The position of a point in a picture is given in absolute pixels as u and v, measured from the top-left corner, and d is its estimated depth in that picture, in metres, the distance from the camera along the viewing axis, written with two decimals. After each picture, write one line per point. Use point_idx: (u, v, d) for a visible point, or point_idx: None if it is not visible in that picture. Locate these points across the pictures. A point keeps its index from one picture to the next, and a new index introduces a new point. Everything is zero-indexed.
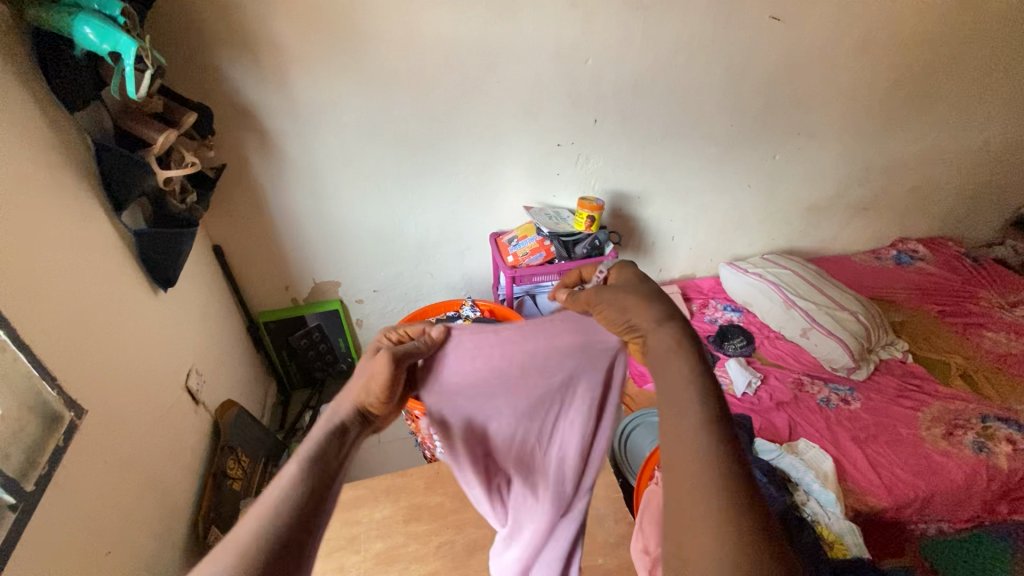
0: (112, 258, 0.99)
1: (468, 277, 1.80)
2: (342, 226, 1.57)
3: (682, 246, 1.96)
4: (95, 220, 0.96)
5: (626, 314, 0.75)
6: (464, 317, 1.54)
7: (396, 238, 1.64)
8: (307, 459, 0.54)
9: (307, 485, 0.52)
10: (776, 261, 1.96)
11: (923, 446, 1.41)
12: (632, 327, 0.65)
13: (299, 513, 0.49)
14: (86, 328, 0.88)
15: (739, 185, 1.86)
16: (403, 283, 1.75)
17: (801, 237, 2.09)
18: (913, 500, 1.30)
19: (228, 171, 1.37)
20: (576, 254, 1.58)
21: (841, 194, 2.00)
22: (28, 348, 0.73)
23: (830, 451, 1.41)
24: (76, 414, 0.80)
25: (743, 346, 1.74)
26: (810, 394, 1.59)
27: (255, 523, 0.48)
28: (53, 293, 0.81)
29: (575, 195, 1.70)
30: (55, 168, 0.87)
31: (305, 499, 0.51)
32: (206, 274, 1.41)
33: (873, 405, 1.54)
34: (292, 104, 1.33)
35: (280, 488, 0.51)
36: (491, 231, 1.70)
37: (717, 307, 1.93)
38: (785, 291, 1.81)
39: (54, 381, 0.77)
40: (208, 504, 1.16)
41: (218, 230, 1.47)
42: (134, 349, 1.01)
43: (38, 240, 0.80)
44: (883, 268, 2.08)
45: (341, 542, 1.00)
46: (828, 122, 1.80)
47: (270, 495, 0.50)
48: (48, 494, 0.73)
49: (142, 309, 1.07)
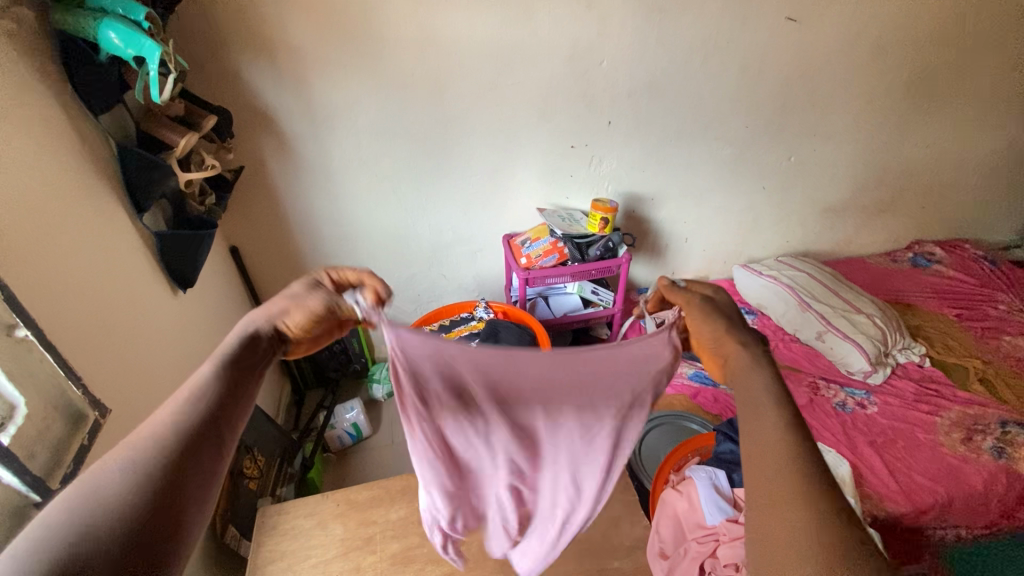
0: (134, 259, 1.01)
1: (480, 278, 1.80)
2: (356, 226, 1.57)
3: (695, 248, 1.95)
4: (118, 222, 0.97)
5: (698, 329, 0.70)
6: (478, 318, 1.53)
7: (409, 239, 1.64)
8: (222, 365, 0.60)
9: (206, 391, 0.57)
10: (790, 263, 1.95)
11: (942, 451, 1.39)
12: (719, 344, 0.68)
13: (201, 412, 0.55)
14: (109, 328, 0.89)
15: (753, 187, 1.84)
16: (416, 285, 1.75)
17: (816, 239, 2.07)
18: (932, 505, 1.28)
19: (245, 173, 1.39)
20: (590, 256, 1.59)
21: (857, 195, 1.98)
22: (54, 347, 0.74)
23: (846, 455, 1.40)
24: (100, 413, 0.82)
25: None
26: (826, 398, 1.57)
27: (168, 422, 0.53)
28: (77, 293, 0.82)
29: (588, 196, 1.70)
30: (80, 171, 0.88)
31: (208, 401, 0.56)
32: (223, 275, 1.43)
33: (890, 410, 1.52)
34: (309, 106, 1.34)
35: (177, 404, 0.55)
36: (504, 233, 1.70)
37: None
38: (801, 293, 1.79)
39: (78, 379, 0.78)
40: (225, 503, 1.17)
41: (234, 232, 1.48)
42: (154, 348, 1.03)
43: (67, 242, 0.82)
44: (900, 271, 2.06)
45: (358, 542, 1.01)
46: (844, 122, 1.79)
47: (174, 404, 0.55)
48: None
49: (162, 309, 1.08)
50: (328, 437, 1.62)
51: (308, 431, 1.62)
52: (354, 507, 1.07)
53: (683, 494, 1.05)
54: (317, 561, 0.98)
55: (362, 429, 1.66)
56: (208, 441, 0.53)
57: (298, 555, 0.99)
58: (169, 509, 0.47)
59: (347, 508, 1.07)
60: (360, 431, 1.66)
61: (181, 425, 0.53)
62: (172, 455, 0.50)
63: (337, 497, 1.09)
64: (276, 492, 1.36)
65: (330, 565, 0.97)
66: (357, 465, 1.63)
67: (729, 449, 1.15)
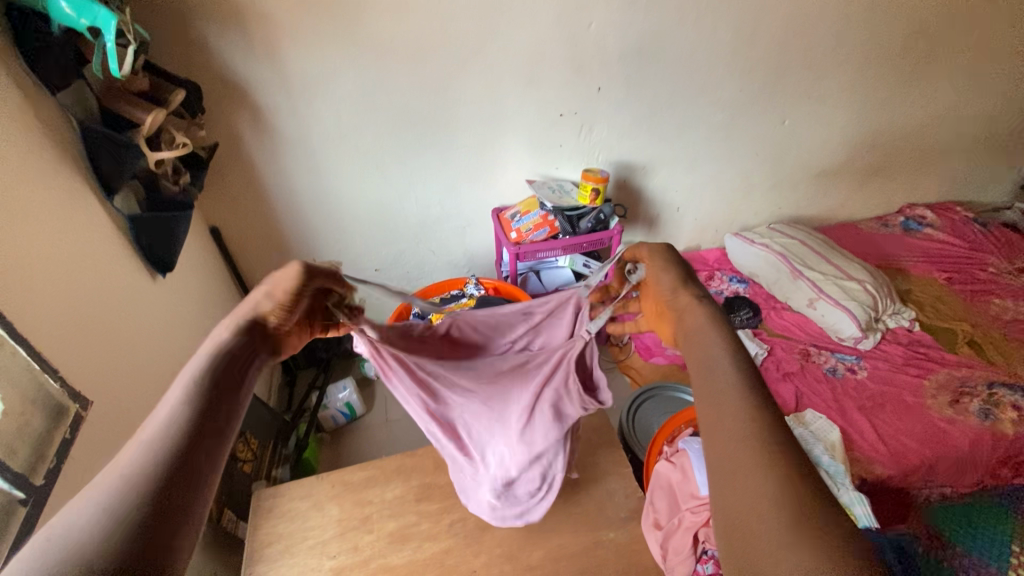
0: (107, 244, 0.97)
1: (470, 253, 1.77)
2: (341, 203, 1.53)
3: (687, 217, 1.92)
4: (87, 207, 0.93)
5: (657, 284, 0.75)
6: (469, 295, 1.43)
7: (396, 216, 1.60)
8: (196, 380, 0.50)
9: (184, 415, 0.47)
10: (782, 230, 1.93)
11: (929, 413, 1.42)
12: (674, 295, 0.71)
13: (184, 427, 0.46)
14: (86, 319, 0.86)
15: (746, 153, 1.81)
16: (405, 262, 1.72)
17: (808, 205, 2.05)
18: (918, 467, 1.31)
19: (221, 150, 1.33)
20: (581, 229, 1.54)
21: (850, 159, 1.95)
22: (28, 343, 0.71)
23: (836, 420, 1.42)
24: (82, 406, 0.80)
25: (750, 317, 1.72)
26: (816, 364, 1.59)
27: (139, 453, 0.43)
28: (47, 281, 0.79)
29: (578, 166, 1.66)
30: (41, 154, 0.83)
31: (185, 426, 0.46)
32: (204, 257, 1.38)
33: (879, 373, 1.54)
34: (284, 78, 1.27)
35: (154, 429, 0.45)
36: (493, 207, 1.67)
37: (723, 279, 1.91)
38: (793, 260, 1.78)
39: (56, 373, 0.75)
40: (221, 487, 1.17)
41: (213, 211, 1.43)
42: (136, 336, 1.00)
43: (33, 230, 0.78)
44: (891, 235, 2.05)
45: (354, 522, 1.01)
46: (840, 85, 1.74)
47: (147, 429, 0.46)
48: (61, 485, 0.73)
49: (141, 295, 1.05)
50: (322, 417, 1.61)
51: (300, 411, 1.61)
52: (349, 488, 1.07)
53: (676, 466, 1.06)
54: (314, 542, 0.99)
55: (356, 408, 1.66)
56: (195, 454, 0.45)
57: (295, 537, 1.00)
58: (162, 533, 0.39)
59: (344, 489, 1.07)
60: (354, 410, 1.66)
61: (152, 456, 0.43)
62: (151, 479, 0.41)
63: (333, 478, 1.10)
64: (272, 474, 1.36)
65: (328, 546, 0.98)
66: (352, 443, 1.63)
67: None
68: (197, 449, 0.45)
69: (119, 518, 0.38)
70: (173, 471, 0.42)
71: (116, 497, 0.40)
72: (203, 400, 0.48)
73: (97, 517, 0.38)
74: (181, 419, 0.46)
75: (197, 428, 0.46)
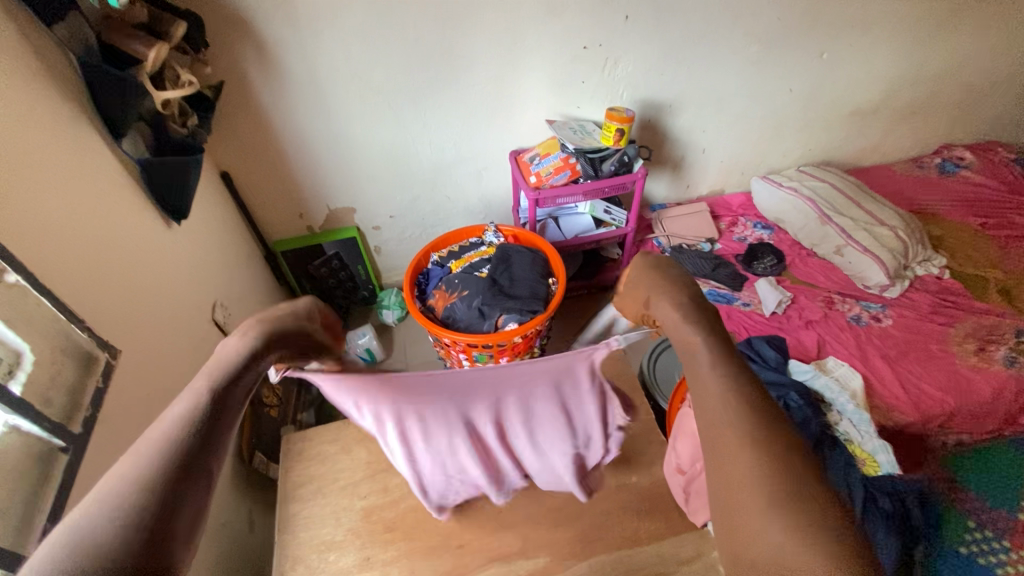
0: (119, 190, 0.94)
1: (486, 199, 1.72)
2: (353, 146, 1.47)
3: (712, 159, 1.84)
4: (95, 151, 0.89)
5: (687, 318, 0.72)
6: (488, 244, 1.36)
7: (410, 160, 1.54)
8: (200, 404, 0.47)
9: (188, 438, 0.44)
10: (812, 173, 1.85)
11: (953, 361, 1.40)
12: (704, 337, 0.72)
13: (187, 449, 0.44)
14: (106, 269, 0.84)
15: (779, 90, 1.70)
16: (420, 208, 1.68)
17: (840, 146, 1.94)
18: (939, 415, 1.31)
19: (227, 89, 1.26)
20: (603, 172, 1.48)
21: (890, 95, 1.83)
22: (52, 292, 0.70)
23: (858, 368, 1.41)
24: (111, 354, 0.79)
25: (773, 265, 1.69)
26: (840, 312, 1.56)
27: (164, 434, 0.44)
28: (63, 230, 0.76)
29: (601, 105, 1.57)
30: (43, 91, 0.79)
31: (189, 445, 0.44)
32: (217, 204, 1.35)
33: (904, 321, 1.52)
34: (289, 8, 1.18)
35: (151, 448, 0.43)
36: (511, 149, 1.60)
37: (746, 225, 1.86)
38: (822, 206, 1.72)
39: (83, 322, 0.75)
40: (250, 430, 1.20)
41: (223, 156, 1.38)
42: (156, 285, 0.99)
43: (43, 179, 0.75)
44: (925, 178, 1.95)
45: (382, 465, 1.04)
46: (888, 10, 1.60)
47: (150, 444, 0.43)
48: (99, 432, 0.74)
49: (158, 243, 1.03)
50: None
51: None
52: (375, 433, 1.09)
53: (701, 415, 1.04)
54: (345, 483, 1.02)
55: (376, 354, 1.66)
56: (191, 485, 0.42)
57: (326, 479, 1.03)
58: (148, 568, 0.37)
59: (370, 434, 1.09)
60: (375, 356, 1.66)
61: (153, 470, 0.41)
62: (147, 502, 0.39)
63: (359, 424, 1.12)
64: (297, 418, 1.39)
65: (358, 487, 1.01)
66: None
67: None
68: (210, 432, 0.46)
69: (105, 529, 0.37)
70: (171, 488, 0.41)
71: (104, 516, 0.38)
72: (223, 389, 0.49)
73: (89, 524, 0.37)
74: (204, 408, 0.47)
75: (209, 436, 0.45)
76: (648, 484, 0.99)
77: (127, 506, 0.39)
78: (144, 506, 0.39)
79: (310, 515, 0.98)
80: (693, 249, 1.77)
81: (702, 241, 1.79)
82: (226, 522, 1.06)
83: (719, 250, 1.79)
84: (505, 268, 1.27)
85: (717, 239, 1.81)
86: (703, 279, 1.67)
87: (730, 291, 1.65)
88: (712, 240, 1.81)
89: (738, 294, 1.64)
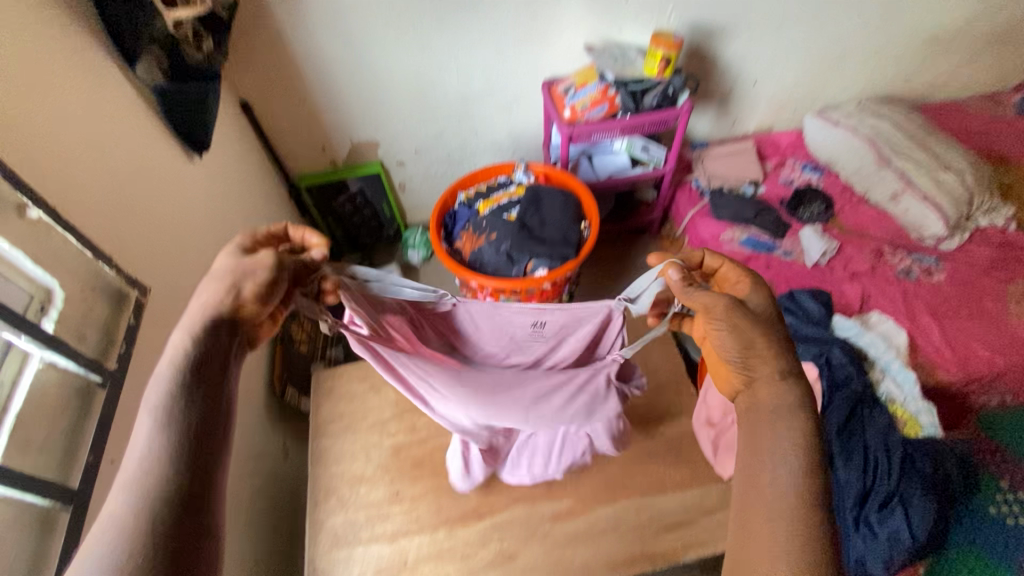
0: (137, 119, 0.90)
1: (516, 134, 1.62)
2: (376, 74, 1.38)
3: (763, 93, 1.68)
4: (107, 77, 0.84)
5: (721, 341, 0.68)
6: (517, 185, 1.30)
7: (436, 90, 1.45)
8: (157, 416, 0.53)
9: (176, 441, 0.52)
10: (873, 110, 1.68)
11: (1007, 321, 1.32)
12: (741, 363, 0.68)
13: (176, 453, 0.52)
14: (129, 204, 0.82)
15: (848, 12, 1.51)
16: (446, 143, 1.60)
17: (909, 78, 1.75)
18: (984, 375, 1.25)
19: (242, 9, 1.17)
20: (644, 106, 1.37)
21: (975, 20, 1.61)
22: (75, 229, 0.68)
23: (903, 324, 1.34)
24: (140, 291, 0.78)
25: (821, 212, 1.58)
26: (889, 264, 1.46)
27: (146, 447, 0.51)
28: (80, 161, 0.73)
29: (645, 29, 1.42)
30: (48, 3, 0.74)
31: (178, 457, 0.52)
32: (238, 136, 1.30)
33: (959, 277, 1.42)
34: None
35: (138, 455, 0.51)
36: (544, 79, 1.48)
37: (794, 166, 1.72)
38: (883, 146, 1.57)
39: (110, 260, 0.73)
40: (281, 365, 1.23)
41: (243, 84, 1.32)
42: (180, 221, 0.97)
43: (56, 101, 0.72)
44: (1002, 118, 1.76)
45: (410, 405, 1.05)
46: None
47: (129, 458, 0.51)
48: (135, 367, 0.75)
49: (179, 177, 1.00)
50: None
51: None
52: None
53: None
54: (374, 421, 1.04)
55: None
56: (197, 472, 0.52)
57: (356, 416, 1.05)
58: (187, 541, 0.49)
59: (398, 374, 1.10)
60: None
61: (144, 478, 0.50)
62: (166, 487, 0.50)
63: None
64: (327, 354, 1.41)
65: (387, 425, 1.03)
66: None
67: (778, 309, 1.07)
68: (207, 419, 0.54)
69: (130, 533, 0.47)
70: (176, 484, 0.50)
71: (124, 528, 0.47)
72: (188, 395, 0.55)
73: (107, 545, 0.46)
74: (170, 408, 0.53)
75: (202, 435, 0.53)
76: (675, 435, 0.98)
77: (141, 518, 0.48)
78: (168, 495, 0.50)
79: (342, 450, 1.01)
80: (735, 192, 1.66)
81: (745, 184, 1.68)
82: (263, 452, 1.11)
83: (763, 193, 1.68)
84: (535, 209, 1.21)
85: (762, 182, 1.70)
86: (743, 225, 1.58)
87: (771, 239, 1.55)
88: (756, 183, 1.69)
89: (779, 243, 1.55)
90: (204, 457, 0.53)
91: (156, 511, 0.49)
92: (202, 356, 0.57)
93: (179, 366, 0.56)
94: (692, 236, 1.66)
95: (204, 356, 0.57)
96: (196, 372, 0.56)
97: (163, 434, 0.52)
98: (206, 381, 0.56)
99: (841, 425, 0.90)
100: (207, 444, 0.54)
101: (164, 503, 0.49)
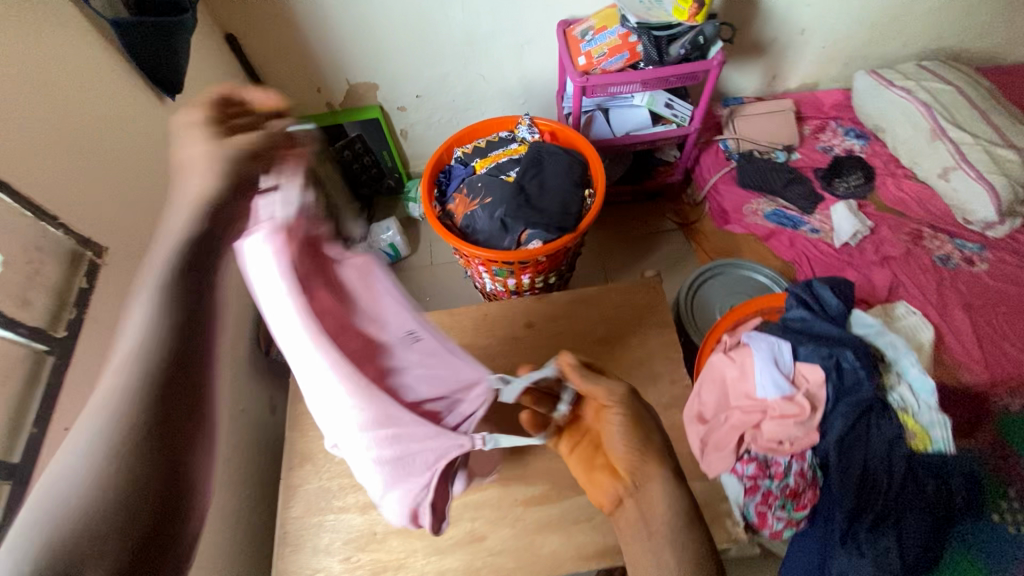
0: (92, 55, 0.82)
1: (527, 81, 1.48)
2: (373, 7, 1.25)
3: (810, 44, 1.48)
4: (53, 6, 0.75)
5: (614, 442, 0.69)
6: (519, 142, 1.19)
7: (439, 28, 1.31)
8: (112, 394, 0.40)
9: (144, 418, 0.40)
10: (933, 71, 1.48)
11: None
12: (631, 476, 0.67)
13: (142, 436, 0.39)
14: (81, 155, 0.76)
15: None
16: (451, 88, 1.47)
17: (983, 33, 1.52)
18: (1012, 379, 1.16)
19: None
20: (670, 56, 1.21)
21: None
22: (9, 185, 0.62)
23: (931, 318, 1.23)
24: (94, 253, 0.75)
25: (859, 185, 1.44)
26: (926, 250, 1.33)
27: (87, 444, 0.38)
28: (18, 107, 0.66)
29: None
30: None
31: (146, 440, 0.39)
32: (222, 73, 1.21)
33: (1003, 268, 1.28)
34: None
35: (83, 439, 0.38)
36: (560, 19, 1.32)
37: (836, 132, 1.55)
38: (939, 115, 1.40)
39: (56, 220, 0.69)
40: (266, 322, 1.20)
41: (226, 13, 1.20)
42: (147, 170, 0.90)
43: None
44: None
45: None
46: None
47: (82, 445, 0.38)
48: (89, 332, 0.72)
49: (147, 121, 0.92)
50: None
51: None
52: None
53: (734, 362, 0.91)
54: None
55: (399, 249, 1.57)
56: (170, 462, 0.40)
57: None
58: (160, 547, 0.38)
59: None
60: (398, 251, 1.57)
61: (102, 475, 0.37)
62: (132, 486, 0.38)
63: None
64: None
65: None
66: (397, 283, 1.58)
67: (792, 300, 0.98)
68: (179, 399, 0.42)
69: (82, 532, 0.35)
70: (145, 479, 0.38)
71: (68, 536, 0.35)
72: (158, 370, 0.41)
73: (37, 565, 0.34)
74: (138, 395, 0.40)
75: (172, 413, 0.41)
76: None
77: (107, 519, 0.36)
78: (141, 491, 0.38)
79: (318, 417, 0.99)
80: (766, 158, 1.51)
81: (778, 149, 1.53)
82: (247, 408, 1.11)
83: (795, 160, 1.52)
84: (536, 172, 1.11)
85: (796, 147, 1.54)
86: (770, 197, 1.46)
87: (799, 214, 1.43)
88: (789, 149, 1.54)
89: (808, 219, 1.41)
90: (179, 438, 0.41)
91: (113, 516, 0.37)
92: (182, 322, 0.43)
93: (142, 326, 0.42)
94: (713, 204, 1.53)
95: (181, 323, 0.43)
96: (181, 339, 0.43)
97: (125, 412, 0.39)
98: (190, 352, 0.43)
99: (845, 429, 0.83)
100: (191, 423, 0.42)
101: (134, 505, 0.38)
